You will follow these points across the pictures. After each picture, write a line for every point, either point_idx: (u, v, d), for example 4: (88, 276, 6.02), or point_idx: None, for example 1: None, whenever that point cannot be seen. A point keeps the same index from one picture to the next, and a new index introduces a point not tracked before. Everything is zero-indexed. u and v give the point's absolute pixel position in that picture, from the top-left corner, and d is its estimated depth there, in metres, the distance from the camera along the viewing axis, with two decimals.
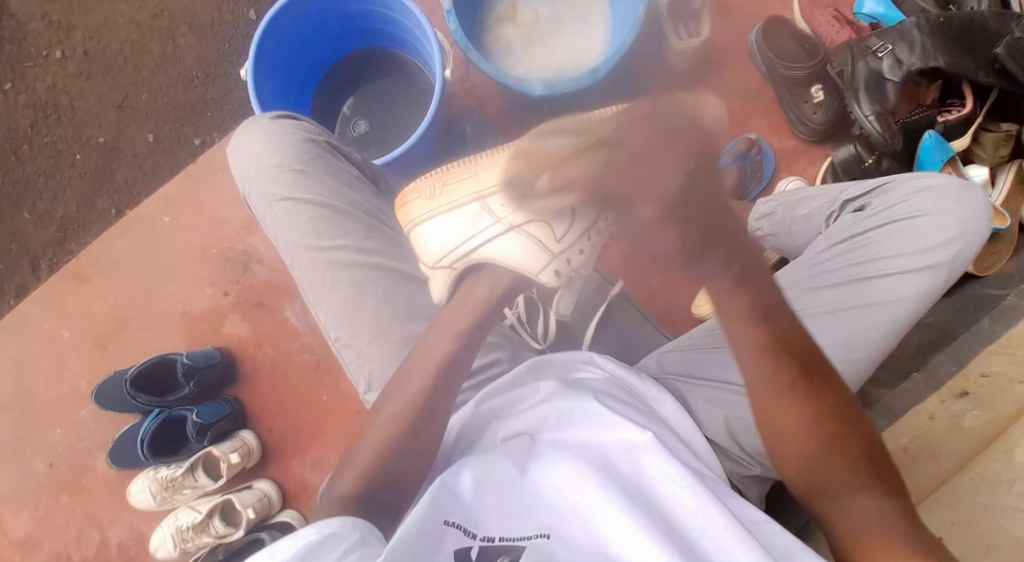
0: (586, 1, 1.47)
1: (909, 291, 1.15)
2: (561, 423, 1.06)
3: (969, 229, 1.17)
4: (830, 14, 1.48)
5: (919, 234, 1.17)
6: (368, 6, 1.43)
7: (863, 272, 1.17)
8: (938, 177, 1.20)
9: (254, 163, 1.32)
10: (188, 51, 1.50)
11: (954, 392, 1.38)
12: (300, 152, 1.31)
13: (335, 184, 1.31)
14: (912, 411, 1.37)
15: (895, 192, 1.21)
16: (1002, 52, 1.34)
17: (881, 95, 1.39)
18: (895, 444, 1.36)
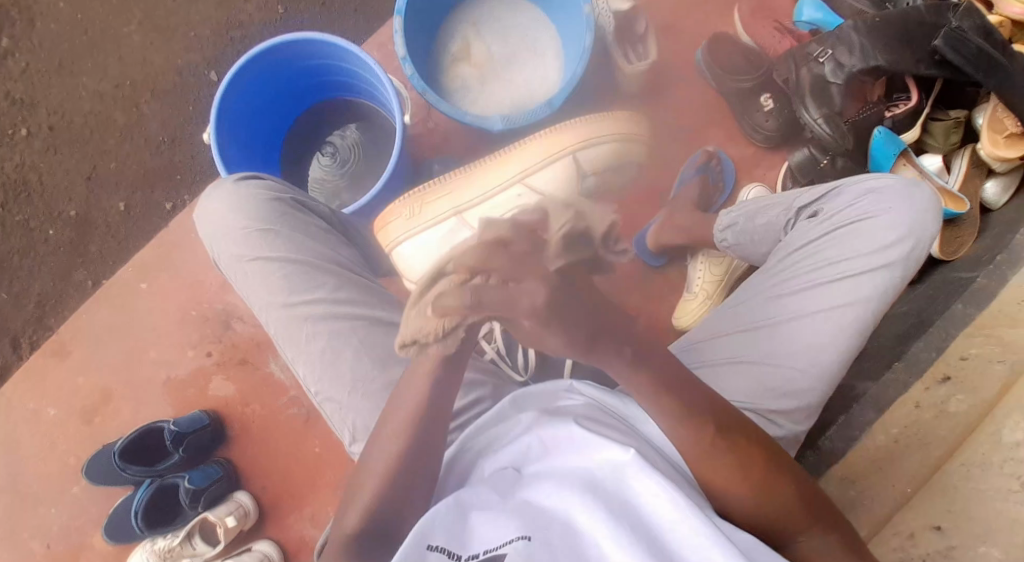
0: (535, 35, 1.52)
1: (867, 292, 1.21)
2: (543, 452, 1.05)
3: (916, 227, 1.23)
4: (771, 26, 1.53)
5: (871, 234, 1.23)
6: (323, 62, 1.46)
7: (823, 276, 1.23)
8: (883, 179, 1.27)
9: (224, 228, 1.34)
10: (152, 118, 1.52)
11: (937, 377, 1.41)
12: (267, 212, 1.32)
13: (302, 241, 1.32)
14: (897, 402, 1.42)
15: (843, 196, 1.28)
16: (941, 44, 1.41)
17: (828, 99, 1.43)
18: (884, 436, 1.40)
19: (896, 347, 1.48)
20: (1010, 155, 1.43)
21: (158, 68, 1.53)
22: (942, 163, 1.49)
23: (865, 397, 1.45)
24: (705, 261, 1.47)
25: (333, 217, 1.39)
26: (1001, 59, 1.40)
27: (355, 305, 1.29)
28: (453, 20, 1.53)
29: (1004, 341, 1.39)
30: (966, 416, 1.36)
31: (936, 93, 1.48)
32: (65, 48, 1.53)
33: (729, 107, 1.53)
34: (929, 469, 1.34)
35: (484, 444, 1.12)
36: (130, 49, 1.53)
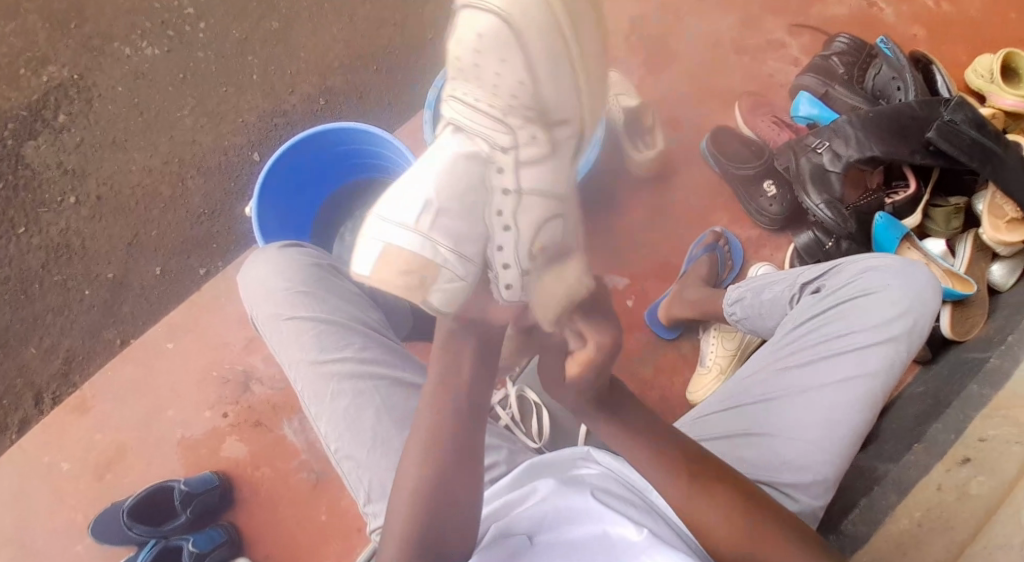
0: None
1: (874, 364, 1.24)
2: (557, 523, 1.11)
3: (919, 301, 1.27)
4: (770, 120, 1.60)
5: (875, 309, 1.26)
6: (355, 147, 1.56)
7: (828, 349, 1.26)
8: (883, 258, 1.31)
9: (260, 286, 1.35)
10: (196, 191, 1.63)
11: (956, 459, 1.38)
12: (304, 276, 1.34)
13: (338, 304, 1.34)
14: (919, 485, 1.38)
15: (845, 273, 1.32)
16: (934, 136, 1.46)
17: (827, 186, 1.48)
18: (908, 520, 1.35)
19: (915, 429, 1.47)
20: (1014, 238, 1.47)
21: (205, 147, 1.65)
22: (947, 247, 1.54)
23: (886, 479, 1.41)
24: (716, 335, 1.51)
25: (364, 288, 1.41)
26: (995, 147, 1.46)
27: (379, 364, 1.29)
28: None
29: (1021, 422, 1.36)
30: (988, 498, 1.31)
31: (932, 181, 1.52)
32: (122, 127, 1.67)
33: (733, 191, 1.60)
34: (953, 553, 1.27)
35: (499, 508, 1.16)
36: (181, 130, 1.66)
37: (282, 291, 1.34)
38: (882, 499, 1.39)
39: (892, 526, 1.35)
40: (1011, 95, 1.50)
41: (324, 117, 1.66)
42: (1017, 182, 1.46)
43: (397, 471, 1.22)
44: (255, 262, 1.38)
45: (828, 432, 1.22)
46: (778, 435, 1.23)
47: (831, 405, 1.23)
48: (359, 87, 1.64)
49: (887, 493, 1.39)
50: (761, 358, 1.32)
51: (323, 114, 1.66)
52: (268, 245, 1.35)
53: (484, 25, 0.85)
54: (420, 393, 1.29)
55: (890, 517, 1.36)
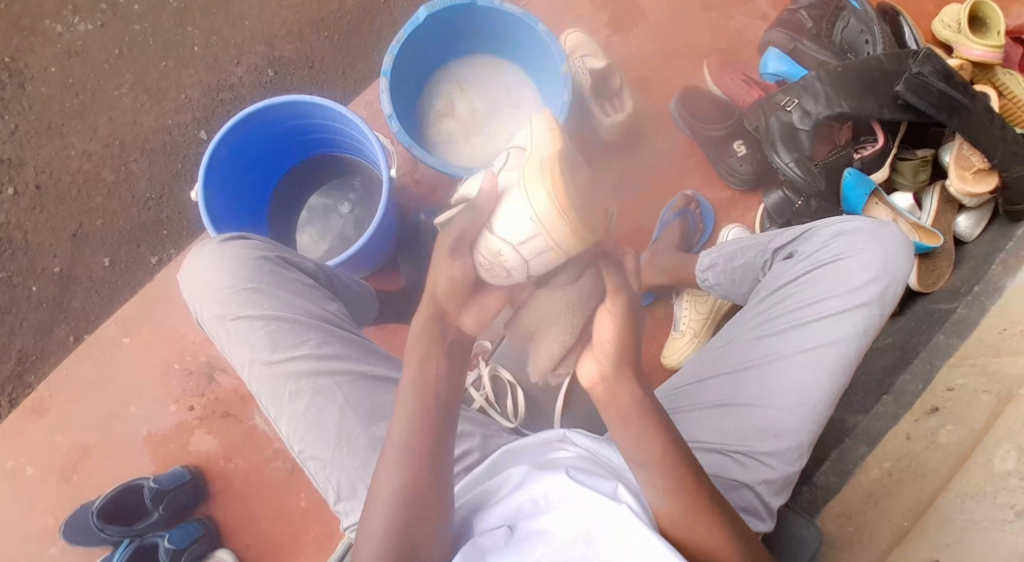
0: (517, 88, 1.55)
1: (848, 330, 1.22)
2: (535, 509, 1.05)
3: (890, 264, 1.24)
4: (739, 78, 1.57)
5: (847, 274, 1.23)
6: (310, 121, 1.49)
7: (799, 318, 1.24)
8: (852, 221, 1.27)
9: (205, 283, 1.28)
10: (141, 175, 1.55)
11: (925, 409, 1.40)
12: (251, 271, 1.27)
13: (290, 297, 1.27)
14: (889, 433, 1.41)
15: (816, 238, 1.29)
16: (902, 89, 1.44)
17: (797, 144, 1.46)
18: (879, 470, 1.38)
19: (883, 382, 1.48)
20: (981, 190, 1.47)
21: (147, 127, 1.56)
22: (913, 200, 1.52)
23: (856, 431, 1.44)
24: (689, 299, 1.50)
25: (321, 275, 1.34)
26: (963, 100, 1.43)
27: (339, 360, 1.24)
28: (434, 84, 1.55)
29: (988, 371, 1.37)
30: (959, 445, 1.32)
31: (900, 136, 1.52)
32: (57, 110, 1.57)
33: (702, 152, 1.57)
34: (923, 503, 1.29)
35: (478, 499, 1.13)
36: (121, 111, 1.57)
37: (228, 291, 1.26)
38: (851, 451, 1.43)
39: (863, 475, 1.39)
40: (979, 45, 1.48)
41: (273, 90, 1.56)
42: (982, 133, 1.44)
43: (364, 469, 1.21)
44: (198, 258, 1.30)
45: (803, 401, 1.20)
46: (755, 405, 1.22)
47: (806, 373, 1.21)
48: (310, 58, 1.57)
49: (857, 445, 1.43)
50: (734, 329, 1.30)
51: (272, 86, 1.57)
52: (210, 241, 1.27)
53: None
54: (385, 386, 1.26)
55: (860, 468, 1.40)
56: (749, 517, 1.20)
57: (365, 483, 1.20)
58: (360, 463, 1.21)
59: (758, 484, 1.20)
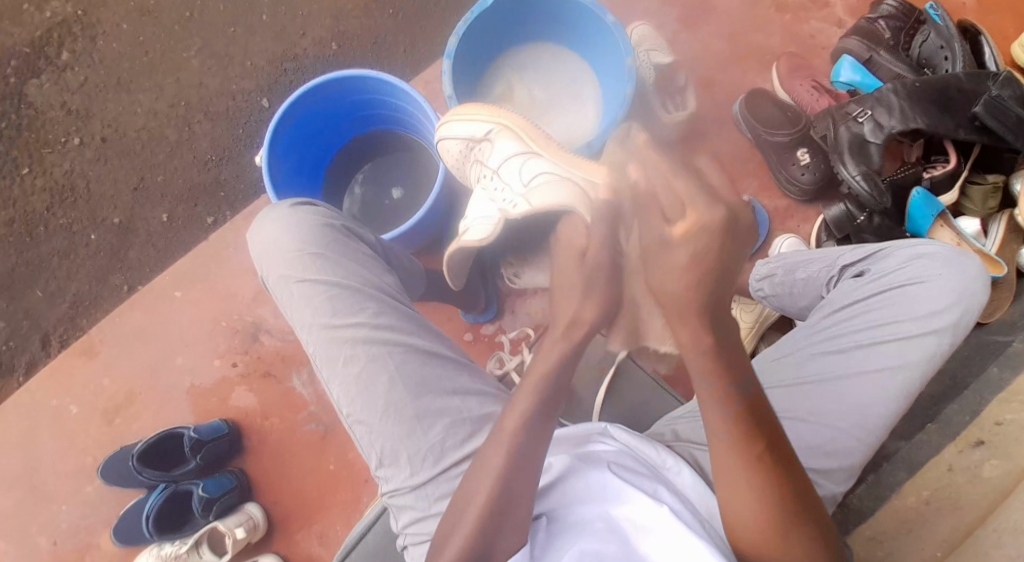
0: (578, 79, 1.53)
1: (915, 355, 1.18)
2: (578, 504, 1.08)
3: (966, 295, 1.20)
4: (809, 84, 1.52)
5: (921, 299, 1.20)
6: (374, 97, 1.51)
7: (865, 337, 1.20)
8: (931, 245, 1.24)
9: (274, 244, 1.29)
10: (202, 136, 1.59)
11: (970, 441, 1.36)
12: (320, 238, 1.28)
13: (353, 266, 1.28)
14: (930, 462, 1.36)
15: (891, 259, 1.25)
16: (981, 111, 1.38)
17: (866, 157, 1.42)
18: (916, 497, 1.34)
19: (928, 411, 1.44)
20: None
21: (212, 89, 1.59)
22: (979, 227, 1.47)
23: (896, 456, 1.40)
24: (736, 308, 1.50)
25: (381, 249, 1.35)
26: None
27: (394, 331, 1.23)
28: (497, 62, 1.54)
29: None
30: (1001, 482, 1.31)
31: (972, 158, 1.46)
32: (126, 67, 1.61)
33: (762, 156, 1.54)
34: (958, 535, 1.29)
35: None
36: (188, 72, 1.60)
37: (296, 253, 1.27)
38: (890, 475, 1.38)
39: (899, 503, 1.35)
40: None
41: (335, 63, 1.58)
42: None
43: (407, 439, 1.19)
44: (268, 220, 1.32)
45: (859, 422, 1.17)
46: (808, 420, 1.19)
47: (865, 394, 1.18)
48: (375, 32, 1.57)
49: (896, 470, 1.38)
50: (792, 339, 1.27)
51: (336, 58, 1.58)
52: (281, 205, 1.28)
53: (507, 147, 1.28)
54: (437, 359, 1.24)
55: (897, 493, 1.35)
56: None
57: (408, 452, 1.18)
58: (406, 433, 1.19)
59: None
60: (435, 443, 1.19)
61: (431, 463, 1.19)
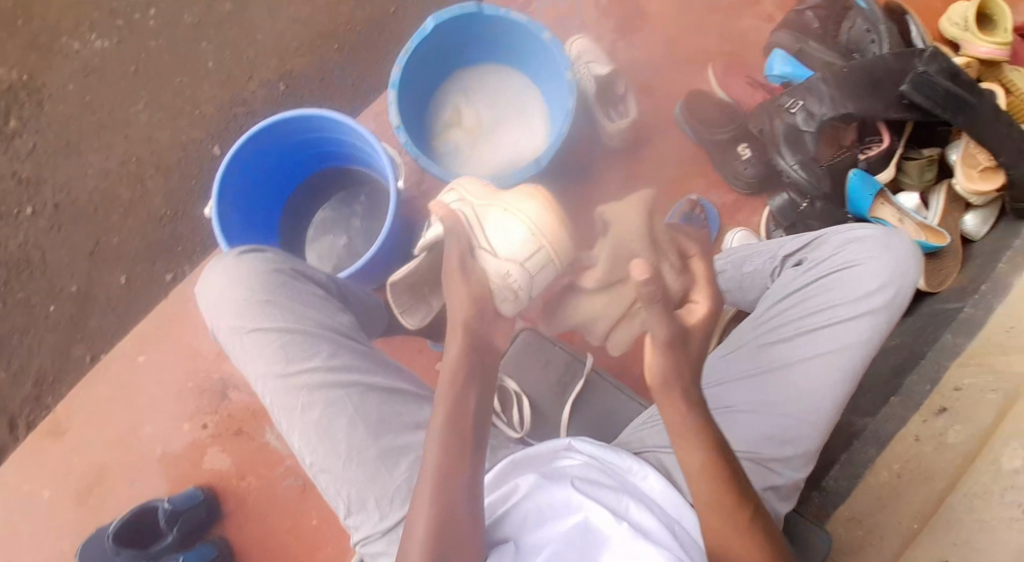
0: (521, 98, 1.59)
1: (854, 336, 1.21)
2: (539, 520, 1.09)
3: (898, 273, 1.24)
4: (743, 80, 1.57)
5: (857, 281, 1.24)
6: (317, 135, 1.55)
7: (807, 322, 1.24)
8: (863, 227, 1.27)
9: (222, 294, 1.25)
10: (156, 193, 1.65)
11: (933, 409, 1.42)
12: (268, 284, 1.25)
13: (303, 311, 1.25)
14: (896, 437, 1.43)
15: (826, 244, 1.29)
16: (908, 90, 1.43)
17: (802, 146, 1.45)
18: (888, 472, 1.42)
19: (890, 384, 1.49)
20: (986, 188, 1.46)
21: (162, 143, 1.66)
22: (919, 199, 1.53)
23: (865, 433, 1.47)
24: None
25: (333, 284, 1.34)
26: (970, 99, 1.42)
27: (352, 371, 1.22)
28: (444, 89, 1.59)
29: (995, 369, 1.39)
30: (965, 444, 1.36)
31: (905, 137, 1.51)
32: (73, 128, 1.68)
33: (707, 157, 1.56)
34: (931, 503, 1.34)
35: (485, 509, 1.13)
36: (136, 126, 1.67)
37: (246, 303, 1.24)
38: (861, 453, 1.45)
39: (872, 479, 1.43)
40: (987, 43, 1.44)
41: (286, 103, 1.65)
42: (992, 141, 1.43)
43: (376, 482, 1.18)
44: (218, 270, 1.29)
45: (809, 406, 1.20)
46: (761, 411, 1.22)
47: (814, 380, 1.21)
48: None
49: (866, 446, 1.45)
50: (743, 333, 1.30)
51: (286, 99, 1.65)
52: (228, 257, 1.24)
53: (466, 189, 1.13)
54: (395, 396, 1.23)
55: (870, 470, 1.43)
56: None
57: (376, 496, 1.17)
58: (371, 475, 1.18)
59: (765, 491, 1.21)
60: (402, 485, 1.18)
61: (401, 503, 1.17)
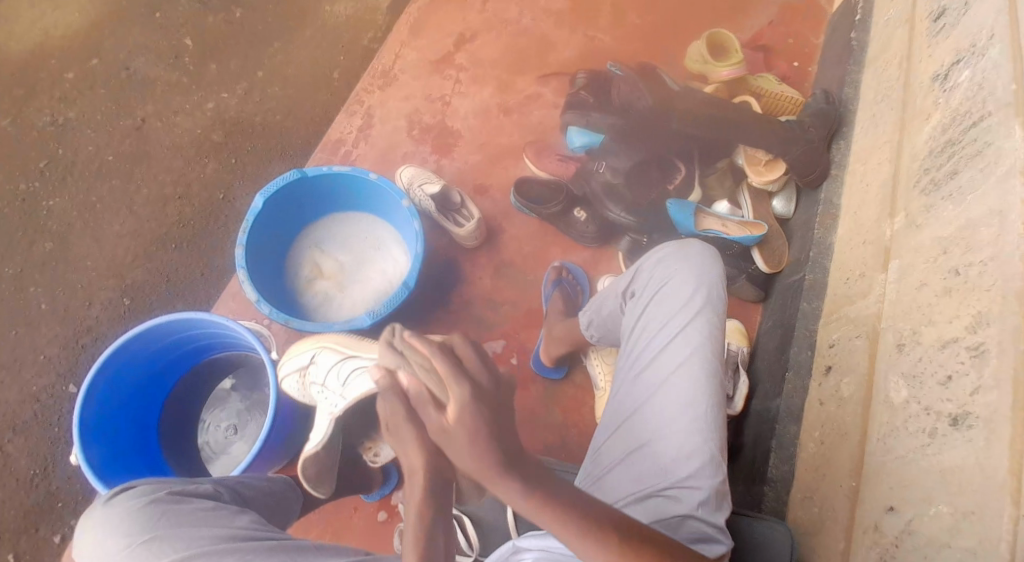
0: (371, 232, 1.63)
1: (697, 338, 1.33)
2: None
3: (705, 272, 1.38)
4: (553, 157, 1.69)
5: (671, 298, 1.37)
6: (176, 336, 1.46)
7: (659, 344, 1.36)
8: (662, 249, 1.43)
9: (101, 554, 1.15)
10: (19, 454, 1.46)
11: (821, 370, 1.59)
12: (146, 520, 1.16)
13: (196, 531, 1.16)
14: (807, 406, 1.60)
15: (643, 274, 1.43)
16: (679, 125, 1.66)
17: (620, 196, 1.64)
18: (814, 441, 1.55)
19: (782, 362, 1.70)
20: (775, 175, 1.71)
21: (11, 403, 1.49)
22: (730, 203, 1.75)
23: (783, 417, 1.64)
24: (598, 357, 1.59)
25: (223, 492, 1.26)
26: (728, 115, 1.67)
27: None
28: (297, 243, 1.61)
29: (852, 319, 1.56)
30: (857, 394, 1.49)
31: (694, 160, 1.71)
32: None
33: (554, 228, 1.68)
34: (858, 457, 1.44)
35: None
36: None
37: (127, 547, 1.14)
38: (787, 435, 1.62)
39: (804, 453, 1.57)
40: (725, 67, 1.69)
41: (135, 318, 1.54)
42: (763, 144, 1.68)
43: None
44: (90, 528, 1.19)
45: (694, 414, 1.30)
46: (659, 438, 1.31)
47: (683, 390, 1.31)
48: (165, 272, 1.57)
49: (789, 426, 1.62)
50: (620, 376, 1.40)
51: (134, 313, 1.54)
52: (96, 505, 1.16)
53: (336, 365, 1.38)
54: None
55: (799, 446, 1.58)
56: (710, 544, 1.25)
57: None
58: None
59: (698, 508, 1.25)
60: None
61: None
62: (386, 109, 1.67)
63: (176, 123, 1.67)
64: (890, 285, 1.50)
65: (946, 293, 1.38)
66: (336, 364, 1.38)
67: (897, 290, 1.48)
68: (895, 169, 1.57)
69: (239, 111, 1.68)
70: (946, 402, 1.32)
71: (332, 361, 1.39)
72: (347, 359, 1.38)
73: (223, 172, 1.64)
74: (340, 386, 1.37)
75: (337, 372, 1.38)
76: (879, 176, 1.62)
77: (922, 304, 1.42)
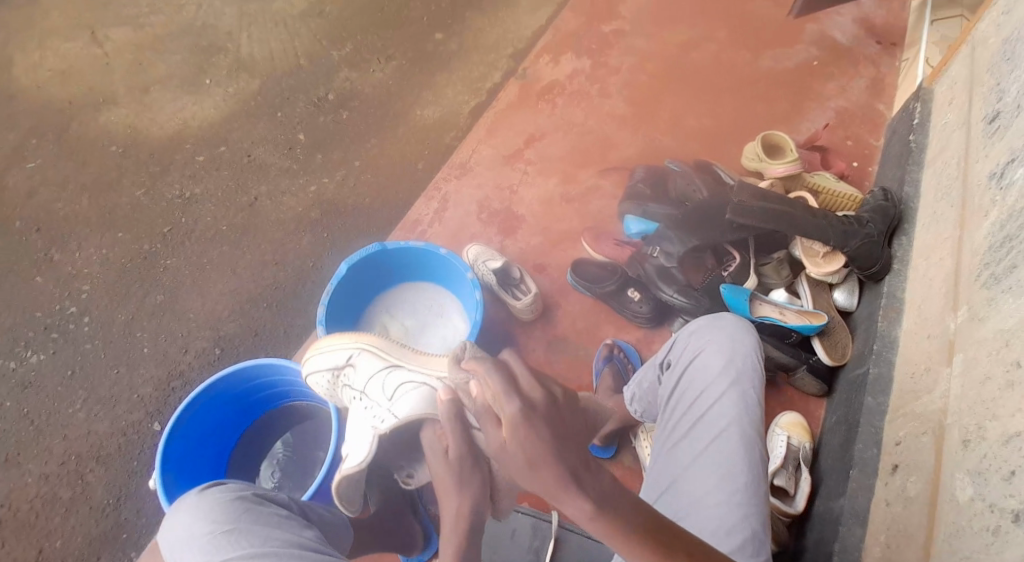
0: (438, 301, 1.78)
1: (734, 409, 1.33)
2: None
3: (739, 344, 1.38)
4: (612, 243, 1.80)
5: (705, 371, 1.37)
6: (257, 381, 1.62)
7: (695, 416, 1.35)
8: (695, 323, 1.43)
9: (184, 537, 1.26)
10: (97, 484, 1.66)
11: (888, 469, 1.52)
12: (228, 513, 1.27)
13: (267, 532, 1.26)
14: (872, 505, 1.52)
15: (677, 347, 1.42)
16: (732, 216, 1.67)
17: (673, 279, 1.70)
18: (878, 543, 1.47)
19: (845, 457, 1.62)
20: (834, 266, 1.74)
21: (102, 434, 1.71)
22: (787, 291, 1.79)
23: (845, 516, 1.55)
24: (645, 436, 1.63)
25: (295, 504, 1.35)
26: (783, 208, 1.70)
27: None
28: (370, 307, 1.77)
29: (917, 415, 1.50)
30: (922, 495, 1.42)
31: (751, 248, 1.74)
32: (14, 441, 1.71)
33: (608, 306, 1.77)
34: (922, 560, 1.37)
35: None
36: (77, 424, 1.72)
37: (209, 533, 1.25)
38: (851, 537, 1.53)
39: (868, 557, 1.48)
40: (780, 164, 1.78)
41: (223, 364, 1.77)
42: (818, 235, 1.71)
43: None
44: (179, 513, 1.30)
45: (733, 485, 1.29)
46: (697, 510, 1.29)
47: (721, 462, 1.30)
48: (255, 328, 1.80)
49: (853, 528, 1.53)
50: (655, 449, 1.38)
51: (222, 360, 1.77)
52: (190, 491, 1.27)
53: (378, 368, 1.41)
54: None
55: (863, 551, 1.50)
56: None
57: None
58: None
59: None
60: None
61: None
62: (458, 195, 1.87)
63: (283, 202, 1.93)
64: (954, 379, 1.46)
65: (1009, 387, 1.35)
66: (377, 367, 1.42)
67: (962, 384, 1.44)
68: (956, 265, 1.55)
69: (335, 193, 1.93)
70: (1008, 498, 1.29)
71: (370, 365, 1.42)
72: (396, 367, 1.40)
73: (315, 244, 1.87)
74: (384, 395, 1.38)
75: (380, 377, 1.40)
76: (941, 271, 1.59)
77: (986, 398, 1.38)
